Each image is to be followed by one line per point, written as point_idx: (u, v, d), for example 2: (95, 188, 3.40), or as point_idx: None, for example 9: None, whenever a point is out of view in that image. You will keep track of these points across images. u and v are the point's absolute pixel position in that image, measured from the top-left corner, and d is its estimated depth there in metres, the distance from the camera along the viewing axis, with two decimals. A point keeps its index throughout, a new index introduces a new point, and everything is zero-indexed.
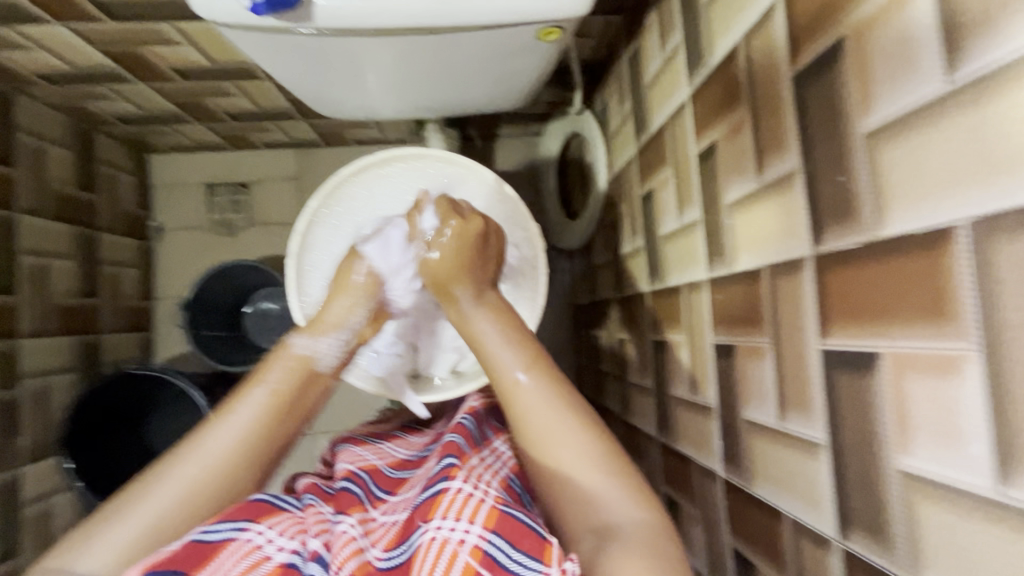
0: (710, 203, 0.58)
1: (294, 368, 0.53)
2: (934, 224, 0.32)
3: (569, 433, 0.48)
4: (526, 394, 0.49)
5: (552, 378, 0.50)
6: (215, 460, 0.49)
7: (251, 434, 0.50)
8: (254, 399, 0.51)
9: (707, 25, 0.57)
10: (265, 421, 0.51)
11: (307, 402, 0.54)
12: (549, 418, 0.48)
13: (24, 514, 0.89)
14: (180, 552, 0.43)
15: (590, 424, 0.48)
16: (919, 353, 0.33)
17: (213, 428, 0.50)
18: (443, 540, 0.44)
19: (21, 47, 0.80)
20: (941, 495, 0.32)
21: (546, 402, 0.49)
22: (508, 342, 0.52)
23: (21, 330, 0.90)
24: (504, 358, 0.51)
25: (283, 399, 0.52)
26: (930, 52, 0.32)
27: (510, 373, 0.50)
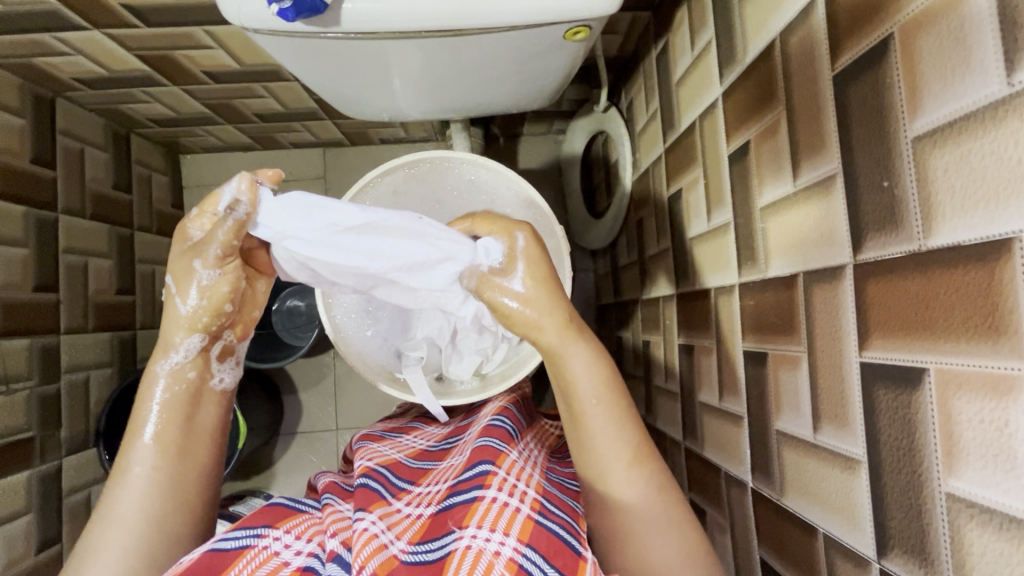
0: (742, 205, 0.57)
1: (171, 399, 0.55)
2: (988, 236, 0.30)
3: (634, 486, 0.50)
4: (602, 454, 0.51)
5: (636, 436, 0.51)
6: (132, 520, 0.51)
7: (155, 483, 0.53)
8: (143, 450, 0.53)
9: (742, 22, 0.55)
10: (163, 465, 0.53)
11: (191, 425, 0.56)
12: (623, 477, 0.50)
13: (66, 502, 0.93)
14: (200, 563, 0.44)
15: (663, 488, 0.50)
16: (970, 371, 0.31)
17: (115, 495, 0.52)
18: (479, 550, 0.44)
19: (62, 53, 0.82)
20: (994, 522, 0.30)
21: (624, 466, 0.50)
22: (599, 396, 0.51)
23: (62, 326, 0.94)
24: (596, 406, 0.51)
25: (170, 436, 0.54)
26: (990, 52, 0.30)
27: (592, 427, 0.51)
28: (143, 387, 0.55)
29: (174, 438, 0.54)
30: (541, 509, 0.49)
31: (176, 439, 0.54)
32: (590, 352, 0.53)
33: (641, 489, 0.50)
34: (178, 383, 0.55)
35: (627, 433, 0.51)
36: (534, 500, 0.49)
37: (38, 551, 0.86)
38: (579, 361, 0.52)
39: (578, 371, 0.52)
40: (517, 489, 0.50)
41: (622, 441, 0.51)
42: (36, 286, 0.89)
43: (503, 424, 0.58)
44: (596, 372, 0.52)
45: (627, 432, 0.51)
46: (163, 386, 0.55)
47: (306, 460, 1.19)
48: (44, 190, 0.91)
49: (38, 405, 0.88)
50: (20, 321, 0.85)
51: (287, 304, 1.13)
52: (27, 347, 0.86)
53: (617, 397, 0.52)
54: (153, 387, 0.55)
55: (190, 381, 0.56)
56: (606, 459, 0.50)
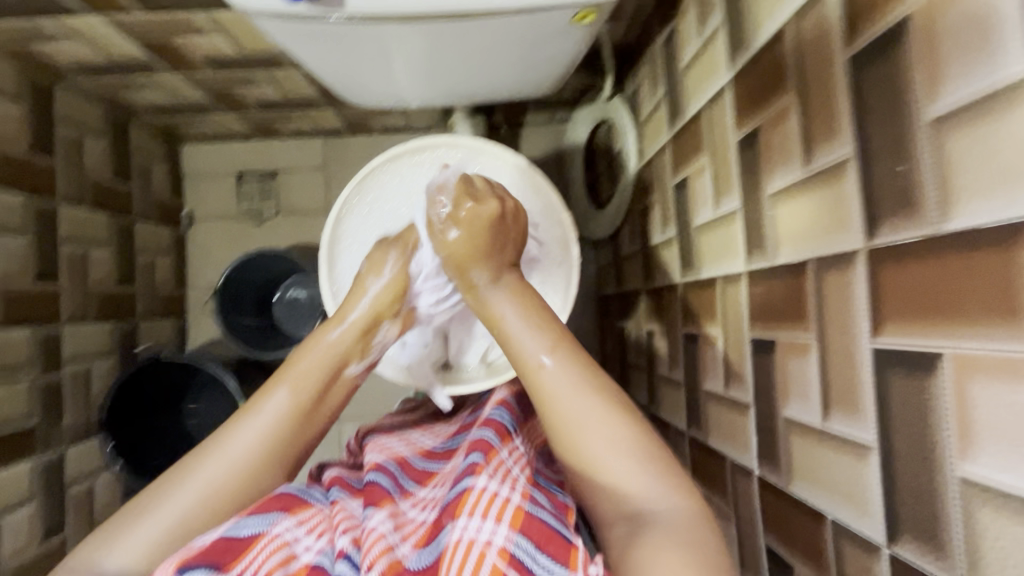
0: (751, 192, 0.56)
1: (319, 363, 0.56)
2: (1007, 219, 0.30)
3: (592, 405, 0.48)
4: (550, 377, 0.50)
5: (579, 356, 0.51)
6: (234, 464, 0.51)
7: (272, 437, 0.52)
8: (278, 399, 0.53)
9: (753, 6, 0.55)
10: (287, 423, 0.53)
11: (328, 399, 0.56)
12: (581, 405, 0.48)
13: (69, 492, 0.93)
14: (216, 546, 0.44)
15: (621, 408, 0.49)
16: (986, 355, 0.31)
17: (236, 429, 0.52)
18: (470, 540, 0.44)
19: (59, 39, 0.81)
20: (1008, 506, 0.30)
21: (579, 397, 0.49)
22: (530, 326, 0.52)
23: (63, 315, 0.93)
24: (533, 342, 0.52)
25: (305, 400, 0.54)
26: (1011, 32, 0.29)
27: (533, 354, 0.51)
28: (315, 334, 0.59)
29: (307, 400, 0.54)
30: (531, 499, 0.48)
31: (306, 406, 0.54)
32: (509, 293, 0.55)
33: (600, 418, 0.48)
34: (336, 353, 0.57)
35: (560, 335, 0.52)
36: (524, 490, 0.49)
37: (43, 540, 0.86)
38: (503, 301, 0.54)
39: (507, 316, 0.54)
40: (508, 480, 0.49)
41: (571, 375, 0.50)
42: (37, 275, 0.88)
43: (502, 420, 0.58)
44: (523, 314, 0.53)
45: (575, 368, 0.50)
46: (329, 349, 0.57)
47: None
48: (43, 179, 0.90)
49: (40, 394, 0.88)
50: (21, 310, 0.84)
51: (288, 294, 1.12)
52: (28, 337, 0.86)
53: (561, 335, 0.52)
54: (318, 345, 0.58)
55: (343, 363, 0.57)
56: (561, 392, 0.49)
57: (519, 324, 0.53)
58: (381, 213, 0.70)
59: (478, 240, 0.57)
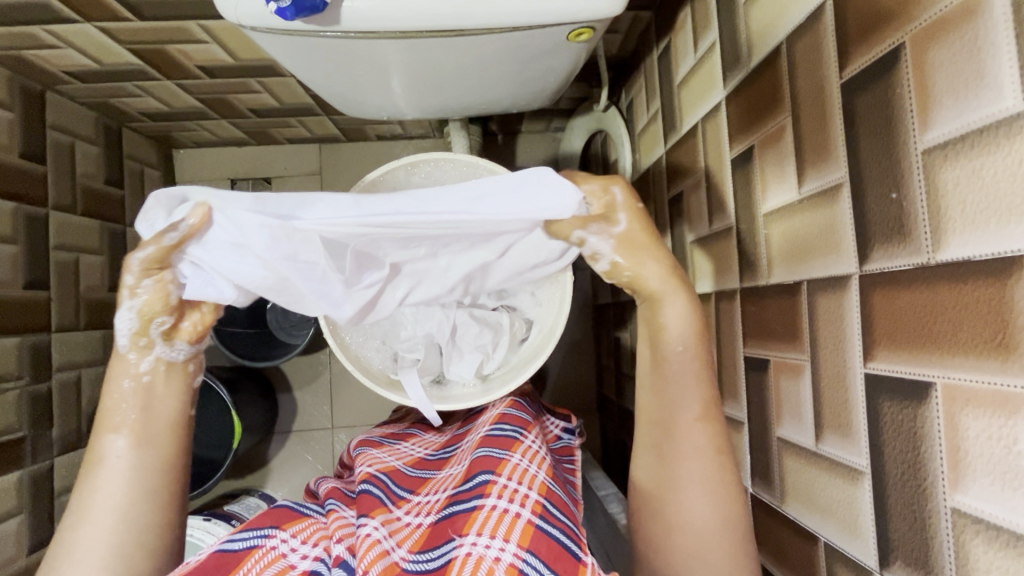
0: (745, 211, 0.56)
1: (131, 401, 0.53)
2: (1000, 252, 0.30)
3: (705, 475, 0.50)
4: (684, 440, 0.51)
5: (720, 434, 0.51)
6: (107, 522, 0.49)
7: (129, 478, 0.51)
8: (119, 444, 0.52)
9: (748, 25, 0.55)
10: (140, 459, 0.52)
11: (157, 414, 0.54)
12: (694, 475, 0.50)
13: (58, 503, 0.91)
14: (208, 562, 0.44)
15: (733, 490, 0.49)
16: (978, 387, 0.31)
17: (88, 497, 0.50)
18: (479, 557, 0.43)
19: (52, 46, 0.81)
20: (1000, 538, 0.30)
21: (698, 468, 0.50)
22: (693, 370, 0.53)
23: (53, 324, 0.92)
24: (685, 394, 0.52)
25: (139, 428, 0.53)
26: (1005, 68, 0.29)
27: (679, 405, 0.52)
28: (112, 371, 0.53)
29: (140, 427, 0.53)
30: (542, 513, 0.48)
31: (140, 429, 0.53)
32: (687, 307, 0.53)
33: (706, 499, 0.49)
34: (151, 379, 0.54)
35: (703, 393, 0.52)
36: (536, 503, 0.49)
37: (30, 551, 0.85)
38: (671, 312, 0.53)
39: (673, 322, 0.53)
40: (518, 493, 0.49)
41: (701, 441, 0.51)
42: (26, 284, 0.87)
43: (505, 430, 0.57)
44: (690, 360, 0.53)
45: (712, 440, 0.51)
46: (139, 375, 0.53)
47: (302, 459, 1.19)
48: (35, 186, 0.89)
49: (29, 404, 0.87)
50: (9, 319, 0.84)
51: None
52: (17, 346, 0.85)
53: (714, 404, 0.52)
54: (116, 395, 0.53)
55: (142, 386, 0.53)
56: (675, 449, 0.51)
57: (683, 370, 0.53)
58: None
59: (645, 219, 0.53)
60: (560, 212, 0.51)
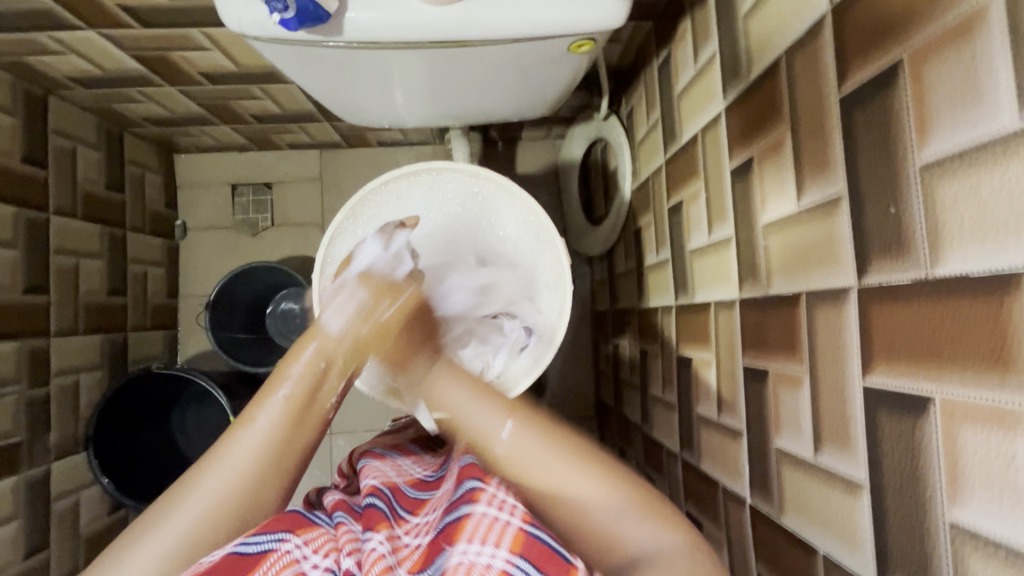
0: (744, 222, 0.57)
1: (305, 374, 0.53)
2: (998, 268, 0.30)
3: (560, 457, 0.49)
4: (516, 450, 0.50)
5: (538, 419, 0.52)
6: (237, 473, 0.49)
7: (270, 443, 0.50)
8: (276, 402, 0.51)
9: (748, 38, 0.55)
10: (283, 429, 0.51)
11: (321, 400, 0.53)
12: (547, 460, 0.49)
13: (54, 509, 0.91)
14: (221, 565, 0.43)
15: (596, 460, 0.49)
16: (974, 402, 0.31)
17: (232, 440, 0.50)
18: (470, 564, 0.43)
19: (55, 52, 0.81)
20: (998, 555, 0.31)
21: (541, 450, 0.49)
22: (478, 401, 0.55)
23: (51, 329, 0.92)
24: (484, 416, 0.53)
25: (296, 404, 0.51)
26: (1000, 88, 0.30)
27: (492, 430, 0.52)
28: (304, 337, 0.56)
29: (300, 401, 0.52)
30: (532, 520, 0.46)
31: (299, 406, 0.52)
32: (451, 373, 0.58)
33: (573, 467, 0.48)
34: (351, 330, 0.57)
35: (499, 405, 0.54)
36: (526, 511, 0.47)
37: (26, 558, 0.84)
38: (445, 383, 0.57)
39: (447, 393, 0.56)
40: (507, 502, 0.48)
41: (522, 438, 0.50)
42: (26, 288, 0.87)
43: None
44: (527, 428, 0.51)
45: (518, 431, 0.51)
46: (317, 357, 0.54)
47: None
48: (35, 191, 0.89)
49: (27, 409, 0.86)
50: (9, 324, 0.84)
51: (282, 306, 1.10)
52: (15, 351, 0.85)
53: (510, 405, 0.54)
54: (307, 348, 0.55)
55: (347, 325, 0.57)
56: (525, 460, 0.49)
57: (470, 404, 0.54)
58: None
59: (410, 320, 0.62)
60: (604, 18, 0.56)
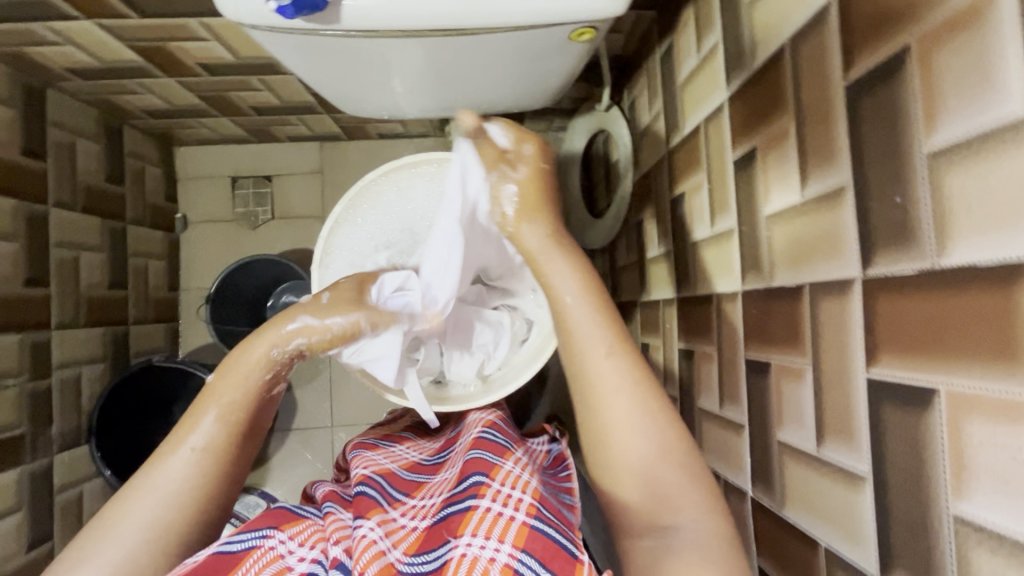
0: (747, 213, 0.56)
1: (244, 391, 0.54)
2: (1005, 258, 0.30)
3: (636, 403, 0.51)
4: (606, 373, 0.53)
5: (637, 362, 0.53)
6: (169, 498, 0.50)
7: (199, 468, 0.51)
8: (207, 426, 0.53)
9: (752, 26, 0.54)
10: (212, 451, 0.52)
11: (259, 416, 0.56)
12: (626, 400, 0.51)
13: (56, 500, 0.91)
14: (206, 563, 0.43)
15: (669, 423, 0.50)
16: (981, 395, 0.31)
17: (161, 465, 0.51)
18: (474, 558, 0.44)
19: (52, 42, 0.80)
20: (1004, 548, 0.30)
21: (627, 392, 0.51)
22: (593, 315, 0.55)
23: (52, 322, 0.92)
24: (594, 336, 0.54)
25: (230, 427, 0.53)
26: (1011, 73, 0.29)
27: (592, 346, 0.54)
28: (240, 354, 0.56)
29: (237, 422, 0.54)
30: (537, 514, 0.46)
31: (236, 428, 0.54)
32: (570, 266, 0.58)
33: (646, 425, 0.50)
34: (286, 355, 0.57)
35: (611, 328, 0.55)
36: (531, 504, 0.47)
37: (30, 549, 0.85)
38: (563, 274, 0.57)
39: (560, 279, 0.57)
40: (512, 497, 0.48)
41: (614, 370, 0.53)
42: (26, 281, 0.87)
43: (495, 437, 0.57)
44: (619, 361, 0.53)
45: (619, 359, 0.53)
46: (258, 372, 0.55)
47: (301, 458, 1.18)
48: (35, 184, 0.89)
49: (29, 402, 0.87)
50: (10, 317, 0.84)
51: (282, 300, 1.10)
52: (17, 344, 0.85)
53: (617, 337, 0.54)
54: (241, 365, 0.55)
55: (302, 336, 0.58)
56: (608, 390, 0.52)
57: (583, 311, 0.55)
58: (376, 228, 0.70)
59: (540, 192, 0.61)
60: (606, 6, 0.55)
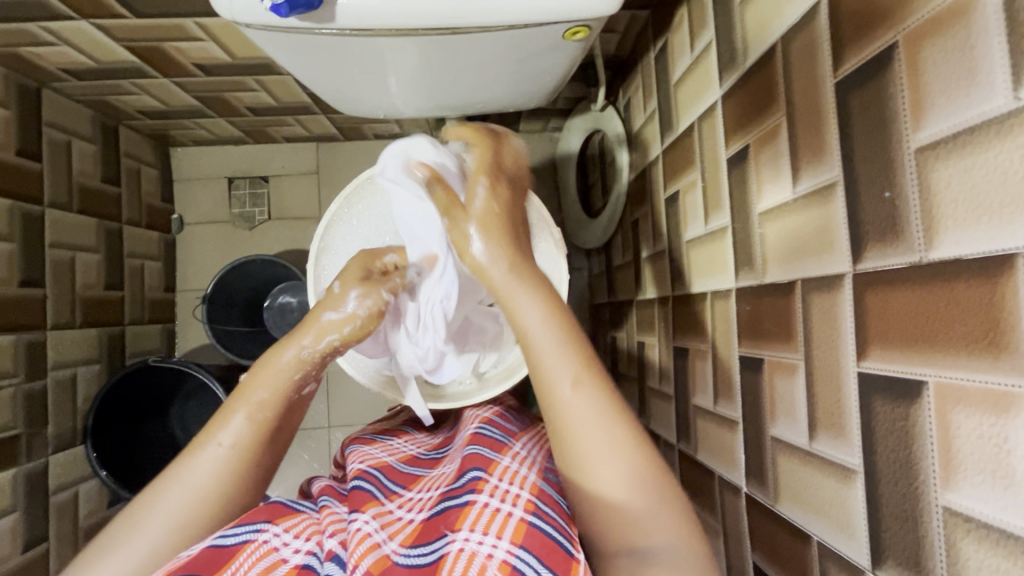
0: (740, 210, 0.56)
1: (273, 391, 0.54)
2: (991, 251, 0.30)
3: (609, 434, 0.47)
4: (574, 406, 0.48)
5: (605, 389, 0.49)
6: (197, 497, 0.49)
7: (230, 465, 0.51)
8: (237, 425, 0.53)
9: (744, 25, 0.55)
10: (244, 450, 0.52)
11: (288, 419, 0.55)
12: (597, 433, 0.47)
13: (52, 502, 0.91)
14: (200, 557, 0.42)
15: (645, 448, 0.47)
16: (967, 386, 0.31)
17: (187, 464, 0.51)
18: (471, 552, 0.44)
19: (48, 43, 0.80)
20: (991, 537, 0.30)
21: (597, 421, 0.47)
22: (558, 343, 0.50)
23: (47, 322, 0.92)
24: (560, 368, 0.49)
25: (260, 426, 0.53)
26: (995, 68, 0.29)
27: (558, 378, 0.49)
28: (272, 353, 0.56)
29: (265, 421, 0.53)
30: (535, 511, 0.47)
31: (264, 428, 0.53)
32: (534, 294, 0.53)
33: (616, 457, 0.46)
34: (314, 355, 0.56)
35: (578, 355, 0.50)
36: (529, 501, 0.48)
37: (25, 550, 0.85)
38: (524, 300, 0.53)
39: (524, 308, 0.52)
40: (509, 493, 0.49)
41: (583, 398, 0.48)
42: (21, 282, 0.87)
43: (493, 433, 0.58)
44: (586, 390, 0.49)
45: (587, 387, 0.49)
46: (287, 374, 0.55)
47: (298, 458, 1.18)
48: (31, 185, 0.89)
49: (24, 403, 0.86)
50: (5, 318, 0.84)
51: (279, 301, 1.12)
52: (12, 344, 0.85)
53: (585, 365, 0.50)
54: (273, 365, 0.55)
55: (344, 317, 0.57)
56: (577, 421, 0.48)
57: (547, 341, 0.50)
58: (370, 226, 0.70)
59: (501, 223, 0.58)
60: (600, 5, 0.56)
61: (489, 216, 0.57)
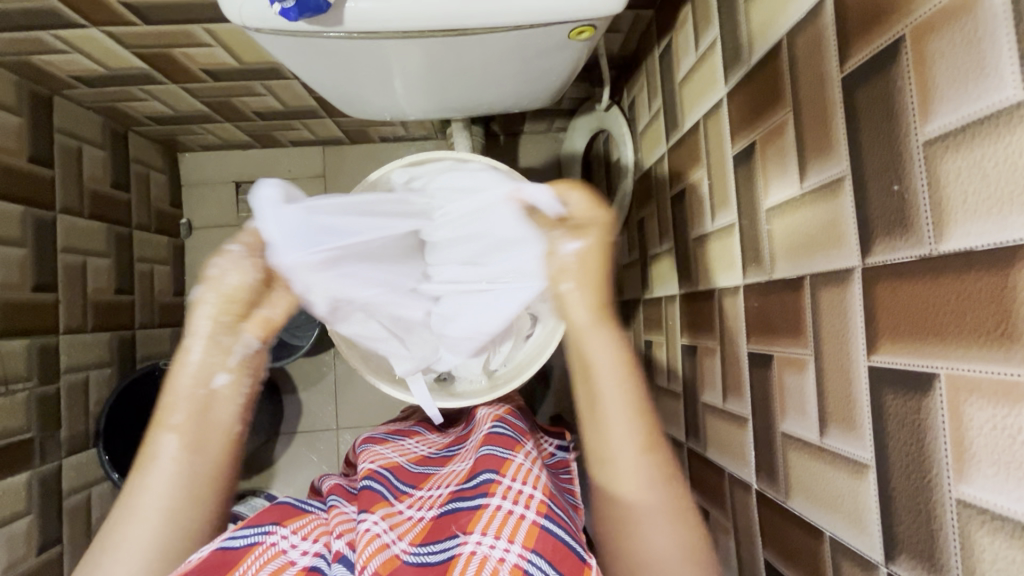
0: (747, 207, 0.56)
1: (192, 400, 0.52)
2: (1000, 242, 0.30)
3: (659, 505, 0.49)
4: (630, 472, 0.50)
5: (663, 458, 0.51)
6: (159, 514, 0.49)
7: (178, 479, 0.50)
8: (168, 442, 0.51)
9: (749, 21, 0.55)
10: (184, 462, 0.51)
11: (216, 421, 0.53)
12: (649, 504, 0.49)
13: (64, 505, 0.91)
14: (208, 560, 0.43)
15: (690, 520, 0.49)
16: (980, 377, 0.31)
17: (142, 486, 0.50)
18: (483, 556, 0.43)
19: (59, 50, 0.82)
20: (1006, 528, 0.30)
21: (652, 491, 0.49)
22: (628, 407, 0.52)
23: (60, 327, 0.93)
24: (626, 434, 0.51)
25: (189, 435, 0.52)
26: (1003, 58, 0.29)
27: (618, 440, 0.51)
28: (175, 363, 0.53)
29: (195, 427, 0.52)
30: (547, 514, 0.47)
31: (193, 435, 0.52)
32: (611, 341, 0.55)
33: (665, 526, 0.48)
34: (213, 349, 0.53)
35: (643, 423, 0.52)
36: (541, 503, 0.48)
37: (39, 552, 0.85)
38: (601, 346, 0.54)
39: (599, 355, 0.54)
40: (523, 494, 0.49)
41: (642, 465, 0.50)
42: (34, 286, 0.88)
43: (505, 431, 0.58)
44: (643, 459, 0.50)
45: (646, 454, 0.50)
46: (192, 374, 0.52)
47: (307, 460, 1.19)
48: (43, 191, 0.90)
49: (37, 406, 0.87)
50: (18, 322, 0.85)
51: None
52: (26, 348, 0.86)
53: (648, 432, 0.51)
54: (183, 372, 0.53)
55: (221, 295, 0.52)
56: (630, 486, 0.50)
57: (619, 400, 0.52)
58: None
59: (601, 258, 0.55)
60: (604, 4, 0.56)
61: (589, 252, 0.55)
